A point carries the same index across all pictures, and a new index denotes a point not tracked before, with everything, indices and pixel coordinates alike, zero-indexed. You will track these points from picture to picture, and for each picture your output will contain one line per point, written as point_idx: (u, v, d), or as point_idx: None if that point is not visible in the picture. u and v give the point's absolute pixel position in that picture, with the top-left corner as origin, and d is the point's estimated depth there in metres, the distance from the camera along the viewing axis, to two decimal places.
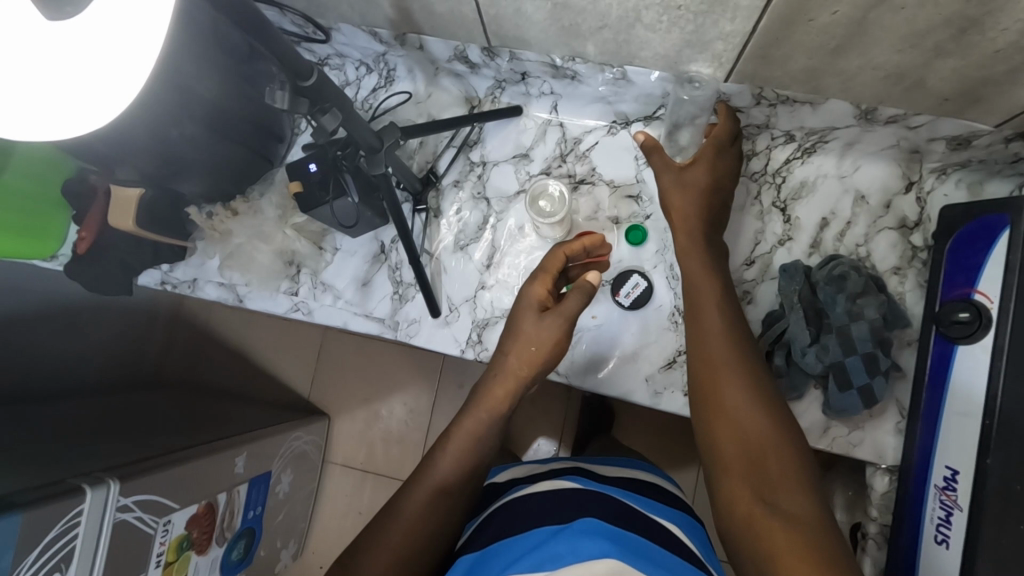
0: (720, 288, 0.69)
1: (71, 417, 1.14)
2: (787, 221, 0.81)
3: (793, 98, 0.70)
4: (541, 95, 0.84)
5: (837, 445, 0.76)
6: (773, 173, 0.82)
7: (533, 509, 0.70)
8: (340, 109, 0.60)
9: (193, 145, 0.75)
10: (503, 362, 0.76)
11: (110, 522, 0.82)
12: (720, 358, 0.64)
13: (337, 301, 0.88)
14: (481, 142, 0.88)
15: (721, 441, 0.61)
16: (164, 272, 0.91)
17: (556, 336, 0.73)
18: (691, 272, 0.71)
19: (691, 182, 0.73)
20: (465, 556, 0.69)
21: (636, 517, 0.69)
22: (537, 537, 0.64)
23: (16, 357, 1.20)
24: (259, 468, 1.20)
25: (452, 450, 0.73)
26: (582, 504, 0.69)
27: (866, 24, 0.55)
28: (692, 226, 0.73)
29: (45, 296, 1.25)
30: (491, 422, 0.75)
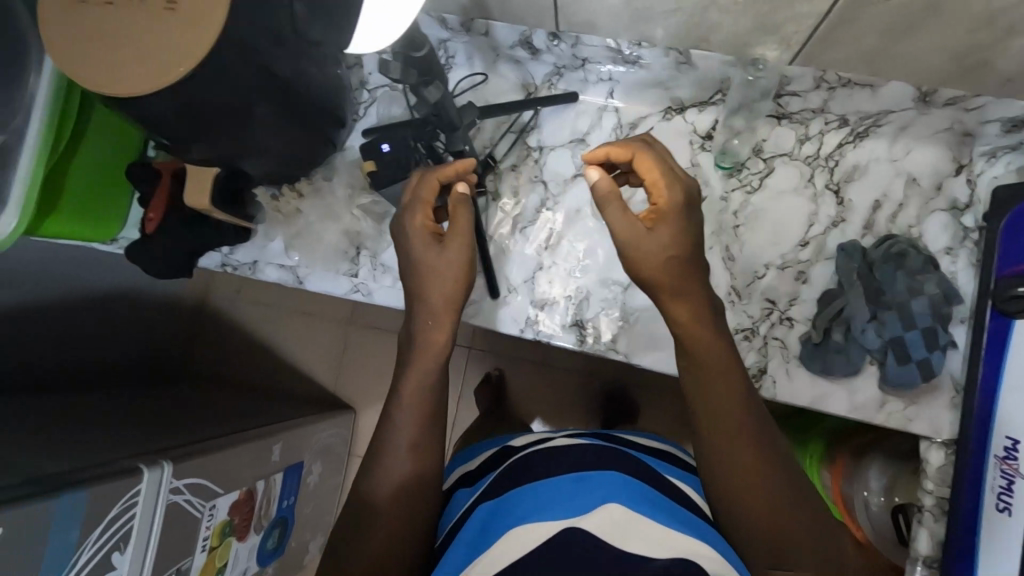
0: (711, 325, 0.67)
1: (109, 405, 1.15)
2: (840, 203, 0.83)
3: (854, 81, 0.73)
4: (599, 80, 0.87)
5: (892, 419, 0.79)
6: (826, 157, 0.84)
7: (546, 465, 0.71)
8: None
9: (264, 127, 0.76)
10: (431, 308, 0.70)
11: (164, 502, 0.83)
12: (725, 396, 0.65)
13: (397, 282, 0.90)
14: (538, 127, 0.90)
15: (738, 487, 0.63)
16: (225, 255, 0.93)
17: (465, 261, 0.70)
18: (682, 319, 0.67)
19: (675, 240, 0.68)
20: (484, 504, 0.68)
21: (648, 471, 0.71)
22: (562, 490, 0.65)
23: (55, 345, 1.22)
24: (293, 458, 1.21)
25: (402, 419, 0.66)
26: (600, 458, 0.70)
27: (940, 6, 0.57)
28: (677, 288, 0.68)
29: (87, 285, 1.26)
30: (428, 380, 0.68)
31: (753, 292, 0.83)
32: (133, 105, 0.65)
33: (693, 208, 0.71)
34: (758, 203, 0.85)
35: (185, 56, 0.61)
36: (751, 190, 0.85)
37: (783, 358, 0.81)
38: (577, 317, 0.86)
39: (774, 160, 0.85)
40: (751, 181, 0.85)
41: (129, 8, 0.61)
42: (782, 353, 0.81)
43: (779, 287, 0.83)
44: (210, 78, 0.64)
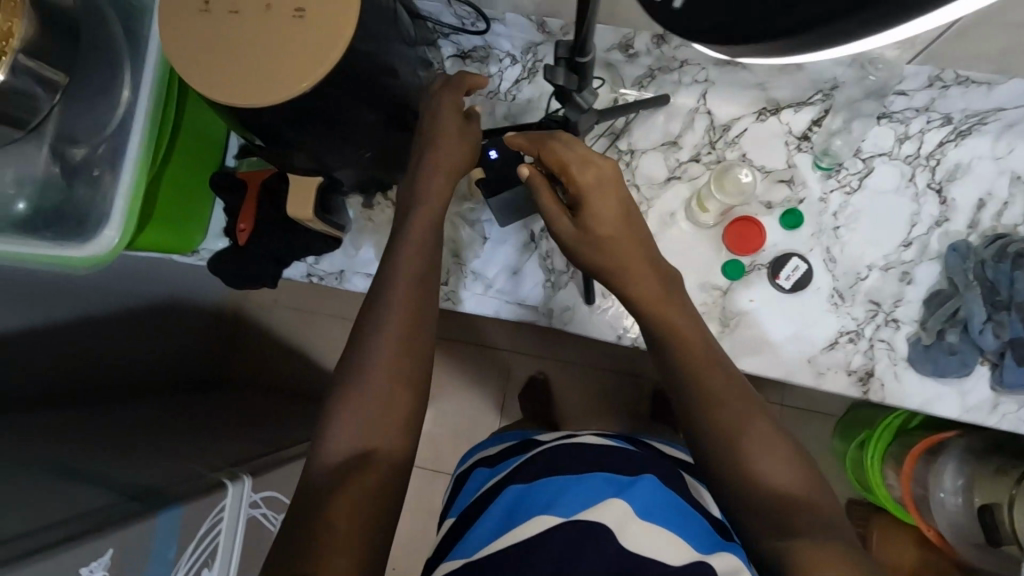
0: (683, 305, 0.64)
1: (164, 417, 1.13)
2: (943, 203, 0.82)
3: (971, 78, 0.74)
4: (693, 82, 0.86)
5: (1006, 420, 0.78)
6: (926, 156, 0.83)
7: (575, 458, 0.71)
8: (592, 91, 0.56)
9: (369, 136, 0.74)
10: (420, 237, 0.65)
11: (244, 518, 0.90)
12: (699, 356, 0.61)
13: (489, 289, 0.89)
14: (628, 131, 0.89)
15: (738, 449, 0.56)
16: (310, 264, 0.92)
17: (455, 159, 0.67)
18: (648, 289, 0.63)
19: (596, 224, 0.63)
20: (510, 489, 0.70)
21: (675, 476, 0.73)
22: (594, 486, 0.66)
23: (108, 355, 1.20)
24: None
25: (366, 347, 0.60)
26: (630, 461, 0.71)
27: None
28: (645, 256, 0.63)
29: (140, 293, 1.24)
30: (400, 313, 0.61)
31: (856, 293, 0.82)
32: (250, 117, 0.63)
33: (612, 184, 0.63)
34: (858, 203, 0.84)
35: (310, 68, 0.59)
36: (850, 190, 0.84)
37: (891, 360, 0.80)
38: None
39: (873, 160, 0.84)
40: (851, 181, 0.84)
41: (253, 17, 0.60)
42: (890, 355, 0.80)
43: (883, 288, 0.82)
44: (335, 91, 0.63)
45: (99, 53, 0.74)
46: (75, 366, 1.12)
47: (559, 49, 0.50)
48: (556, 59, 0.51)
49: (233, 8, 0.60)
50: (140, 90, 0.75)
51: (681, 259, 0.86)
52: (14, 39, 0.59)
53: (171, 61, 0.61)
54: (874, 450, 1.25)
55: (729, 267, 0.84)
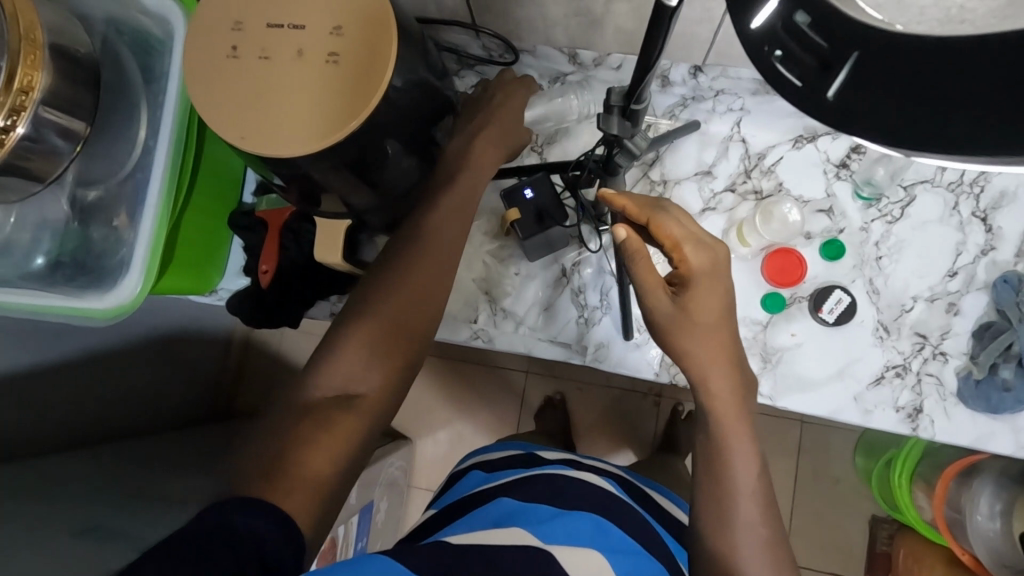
0: (740, 392, 0.63)
1: (176, 451, 1.09)
2: (989, 231, 0.80)
3: None
4: (726, 111, 0.84)
5: None
6: (970, 183, 0.80)
7: (571, 491, 0.74)
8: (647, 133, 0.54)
9: (401, 176, 0.71)
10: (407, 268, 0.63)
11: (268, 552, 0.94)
12: (740, 447, 0.61)
13: (518, 327, 0.86)
14: (660, 160, 0.86)
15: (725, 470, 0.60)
16: (333, 304, 0.90)
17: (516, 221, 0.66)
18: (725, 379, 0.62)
19: (697, 308, 0.62)
20: (505, 501, 0.72)
21: (656, 541, 0.73)
22: (582, 525, 0.68)
23: (116, 391, 1.15)
24: (365, 498, 1.14)
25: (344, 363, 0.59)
26: (623, 514, 0.73)
27: None
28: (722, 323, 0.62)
29: (148, 326, 1.21)
30: (381, 319, 0.61)
31: (902, 326, 0.80)
32: (279, 163, 0.60)
33: (717, 276, 0.63)
34: (900, 233, 0.81)
35: (349, 111, 0.56)
36: (892, 220, 0.81)
37: (940, 397, 0.78)
38: None
39: (915, 187, 0.81)
40: (893, 211, 0.82)
41: (282, 63, 0.57)
42: (938, 391, 0.78)
43: (929, 320, 0.79)
44: (368, 137, 0.60)
45: (123, 98, 0.70)
46: (88, 406, 1.08)
47: (613, 96, 0.50)
48: (611, 105, 0.50)
49: (263, 53, 0.58)
50: (159, 132, 0.72)
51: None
52: (34, 91, 0.56)
53: (199, 109, 0.59)
54: (901, 471, 1.20)
55: (770, 301, 0.81)
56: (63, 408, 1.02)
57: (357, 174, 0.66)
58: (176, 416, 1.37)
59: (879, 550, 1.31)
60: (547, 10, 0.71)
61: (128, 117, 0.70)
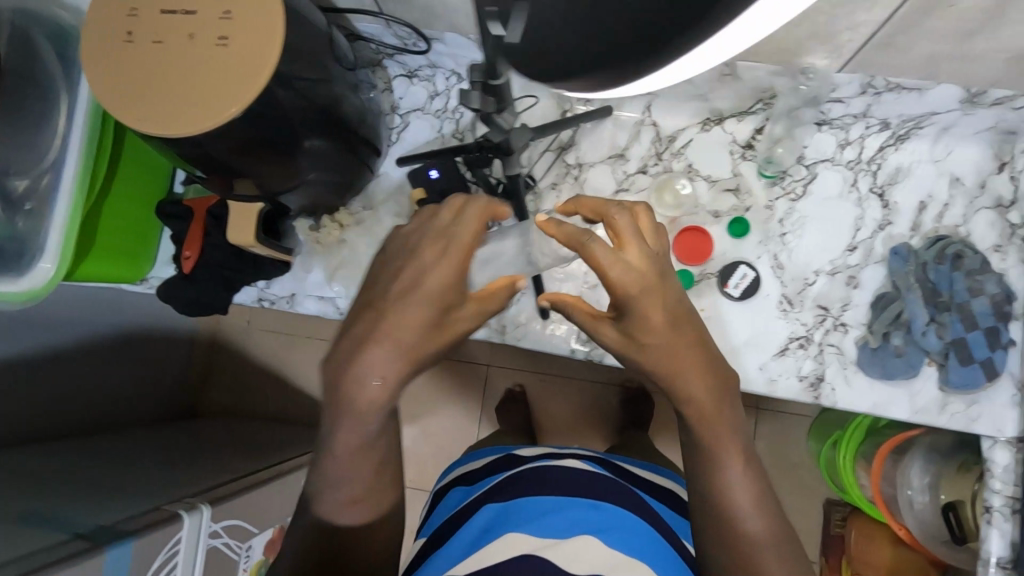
0: (717, 395, 0.57)
1: (130, 452, 1.10)
2: (886, 206, 0.83)
3: (902, 86, 0.72)
4: (636, 95, 0.86)
5: (955, 420, 0.78)
6: (867, 161, 0.84)
7: (557, 477, 0.74)
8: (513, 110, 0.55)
9: (308, 158, 0.73)
10: (358, 425, 0.52)
11: (205, 545, 0.89)
12: (731, 475, 0.57)
13: None
14: (575, 144, 0.89)
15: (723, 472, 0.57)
16: (261, 289, 0.91)
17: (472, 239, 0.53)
18: (701, 403, 0.57)
19: (641, 331, 0.56)
20: (490, 505, 0.73)
21: (647, 509, 0.75)
22: (569, 514, 0.69)
23: (72, 391, 1.16)
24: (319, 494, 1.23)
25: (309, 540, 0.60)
26: (609, 489, 0.74)
27: (1005, 8, 0.55)
28: (677, 345, 0.56)
29: (104, 329, 1.21)
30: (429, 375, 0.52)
31: (805, 299, 0.83)
32: (178, 145, 0.62)
33: (661, 286, 0.54)
34: (803, 210, 0.84)
35: (236, 95, 0.59)
36: (795, 197, 0.85)
37: (841, 364, 0.81)
38: None
39: (816, 166, 0.85)
40: (795, 188, 0.85)
41: (174, 48, 0.60)
42: (839, 359, 0.81)
43: (831, 292, 0.82)
44: (260, 118, 0.62)
45: (34, 90, 0.74)
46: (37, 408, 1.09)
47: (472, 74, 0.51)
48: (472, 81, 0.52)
49: (156, 38, 0.60)
50: (74, 122, 0.74)
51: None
52: None
53: (97, 93, 0.61)
54: (846, 450, 1.23)
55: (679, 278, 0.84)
56: (7, 407, 1.02)
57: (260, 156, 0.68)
58: (139, 417, 1.38)
59: (834, 532, 1.34)
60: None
61: (45, 110, 0.74)
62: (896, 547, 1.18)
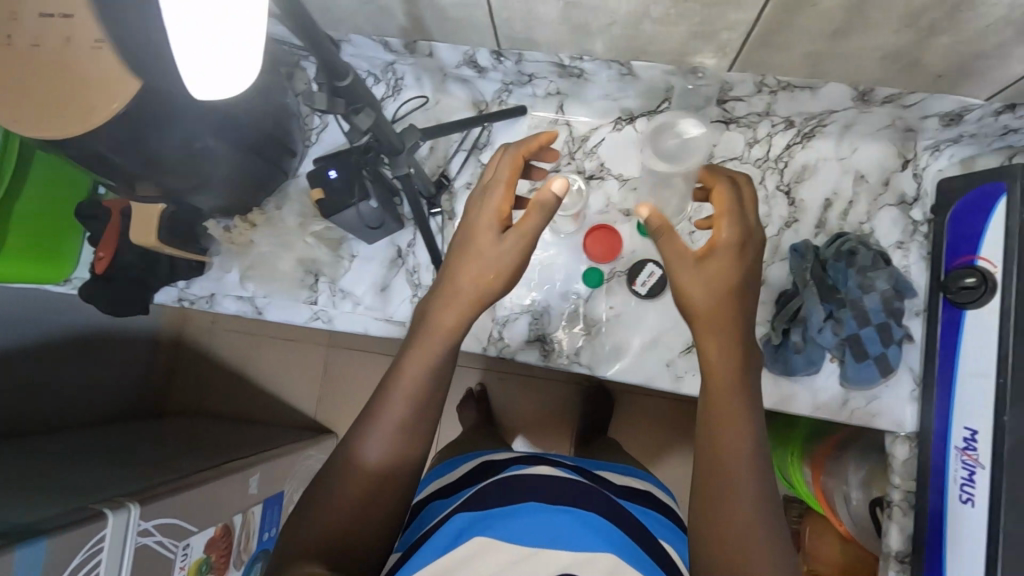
0: (740, 372, 0.56)
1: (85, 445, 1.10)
2: (792, 204, 0.84)
3: (792, 84, 0.72)
4: (547, 95, 0.87)
5: (856, 416, 0.79)
6: (775, 159, 0.84)
7: (530, 489, 0.71)
8: (372, 109, 0.55)
9: (209, 159, 0.74)
10: (382, 441, 0.55)
11: (133, 543, 0.81)
12: (728, 448, 0.53)
13: (357, 306, 0.89)
14: (490, 143, 0.90)
15: (724, 472, 0.53)
16: (181, 289, 0.91)
17: (513, 252, 0.59)
18: (715, 367, 0.56)
19: (689, 288, 0.58)
20: (460, 515, 0.69)
21: (624, 513, 0.72)
22: (545, 517, 0.67)
23: (39, 385, 1.14)
24: (272, 487, 1.19)
25: (325, 511, 0.54)
26: (584, 495, 0.71)
27: (865, 5, 0.56)
28: (714, 316, 0.57)
29: (73, 325, 1.20)
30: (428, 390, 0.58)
31: None
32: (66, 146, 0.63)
33: (742, 255, 0.58)
34: None
35: (119, 90, 0.60)
36: None
37: None
38: (539, 333, 0.85)
39: (725, 165, 0.85)
40: None
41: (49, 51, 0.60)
42: None
43: None
44: (142, 117, 0.63)
45: None
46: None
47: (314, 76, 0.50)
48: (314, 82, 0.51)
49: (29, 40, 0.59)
50: None
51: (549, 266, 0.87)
52: None
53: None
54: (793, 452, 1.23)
55: (587, 275, 0.85)
56: None
57: (157, 152, 0.69)
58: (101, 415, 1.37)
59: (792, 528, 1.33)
60: (339, 2, 0.73)
61: None
62: (846, 545, 1.19)
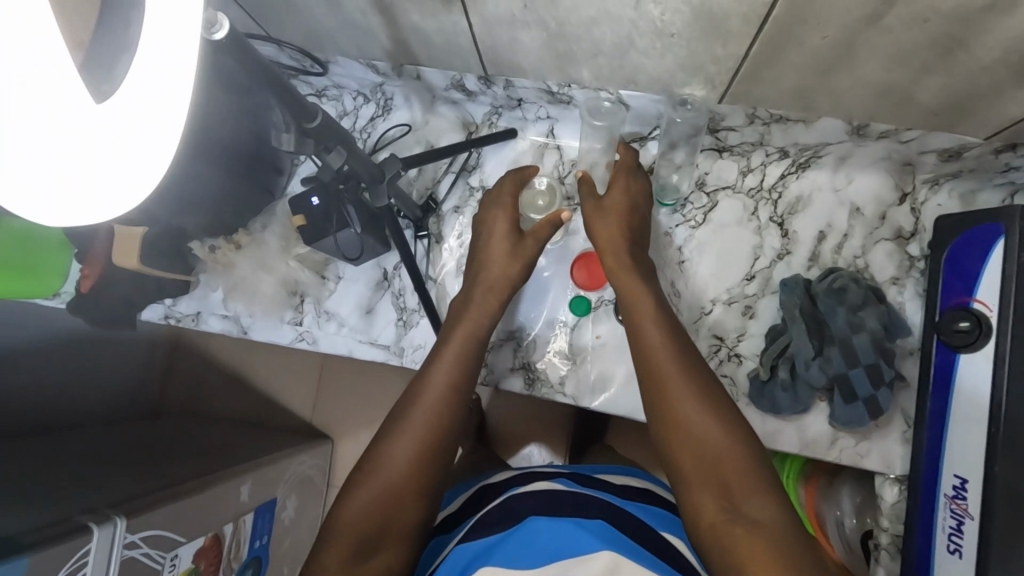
0: (661, 322, 0.66)
1: (81, 440, 1.08)
2: (785, 235, 0.82)
3: (786, 117, 0.70)
4: (537, 118, 0.86)
5: (844, 455, 0.77)
6: (769, 189, 0.83)
7: (525, 507, 0.69)
8: (345, 148, 0.62)
9: (195, 183, 0.73)
10: (407, 438, 0.63)
11: (118, 559, 0.74)
12: (666, 369, 0.62)
13: (341, 328, 0.88)
14: (479, 166, 0.89)
15: (675, 408, 0.59)
16: (167, 306, 0.90)
17: (506, 249, 0.76)
18: (646, 328, 0.65)
19: (612, 207, 0.75)
20: (467, 547, 0.67)
21: (625, 514, 0.70)
22: (540, 525, 0.65)
23: (56, 376, 1.13)
24: (266, 494, 1.10)
25: (369, 490, 0.60)
26: (582, 505, 0.70)
27: (853, 46, 0.54)
28: (620, 246, 0.72)
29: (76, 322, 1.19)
30: (453, 390, 0.66)
31: (700, 328, 0.82)
32: None
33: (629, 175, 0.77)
34: (702, 237, 0.84)
35: None
36: (695, 224, 0.84)
37: (732, 396, 0.79)
38: (523, 361, 0.84)
39: (717, 193, 0.84)
40: (696, 216, 0.84)
41: None
42: (732, 392, 0.79)
43: (726, 322, 0.81)
44: None
45: None
46: None
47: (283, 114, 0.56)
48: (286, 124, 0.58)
49: None
50: None
51: (539, 283, 0.87)
52: None
53: None
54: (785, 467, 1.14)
55: (574, 303, 0.84)
56: None
57: None
58: None
59: None
60: (321, 24, 0.71)
61: None
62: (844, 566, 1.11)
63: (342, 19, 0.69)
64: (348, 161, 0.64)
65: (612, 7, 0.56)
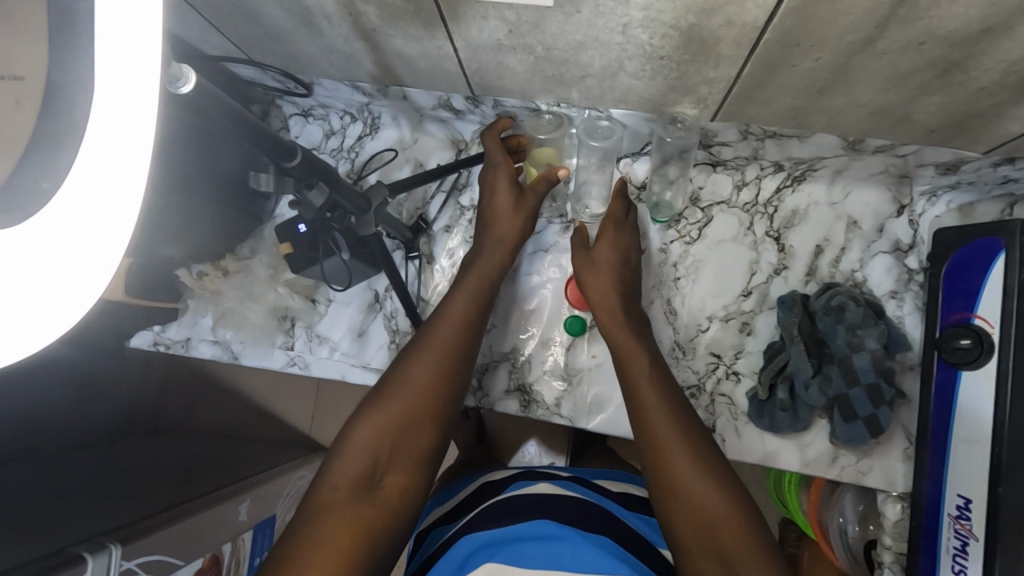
0: (660, 377, 0.66)
1: (79, 459, 1.07)
2: (781, 250, 0.81)
3: (779, 133, 0.68)
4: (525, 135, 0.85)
5: (845, 473, 0.76)
6: (764, 203, 0.82)
7: (528, 506, 0.69)
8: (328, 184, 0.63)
9: (182, 214, 0.72)
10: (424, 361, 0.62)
11: None
12: (663, 423, 0.61)
13: (333, 352, 0.86)
14: (469, 185, 0.87)
15: (670, 466, 0.59)
16: (156, 332, 0.88)
17: (507, 202, 0.74)
18: (637, 374, 0.66)
19: (599, 256, 0.76)
20: (471, 536, 0.66)
21: (626, 528, 0.69)
22: (541, 533, 0.64)
23: (52, 399, 1.12)
24: (265, 511, 1.08)
25: (374, 421, 0.58)
26: (589, 516, 0.68)
27: (848, 68, 0.53)
28: (613, 303, 0.72)
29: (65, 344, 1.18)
30: (466, 325, 0.65)
31: (696, 346, 0.80)
32: None
33: (620, 226, 0.78)
34: (697, 254, 0.82)
35: None
36: (689, 241, 0.83)
37: (731, 415, 0.78)
38: (519, 382, 0.83)
39: (711, 209, 0.83)
40: (690, 231, 0.83)
41: None
42: (730, 410, 0.78)
43: (723, 339, 0.80)
44: None
45: None
46: None
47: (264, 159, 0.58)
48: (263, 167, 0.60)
49: None
50: None
51: (534, 280, 0.86)
52: None
53: None
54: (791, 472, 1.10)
55: (569, 324, 0.82)
56: None
57: None
58: None
59: (787, 552, 1.15)
60: (302, 48, 0.70)
61: None
62: None
63: (322, 45, 0.68)
64: (332, 189, 0.64)
65: (600, 32, 0.55)
